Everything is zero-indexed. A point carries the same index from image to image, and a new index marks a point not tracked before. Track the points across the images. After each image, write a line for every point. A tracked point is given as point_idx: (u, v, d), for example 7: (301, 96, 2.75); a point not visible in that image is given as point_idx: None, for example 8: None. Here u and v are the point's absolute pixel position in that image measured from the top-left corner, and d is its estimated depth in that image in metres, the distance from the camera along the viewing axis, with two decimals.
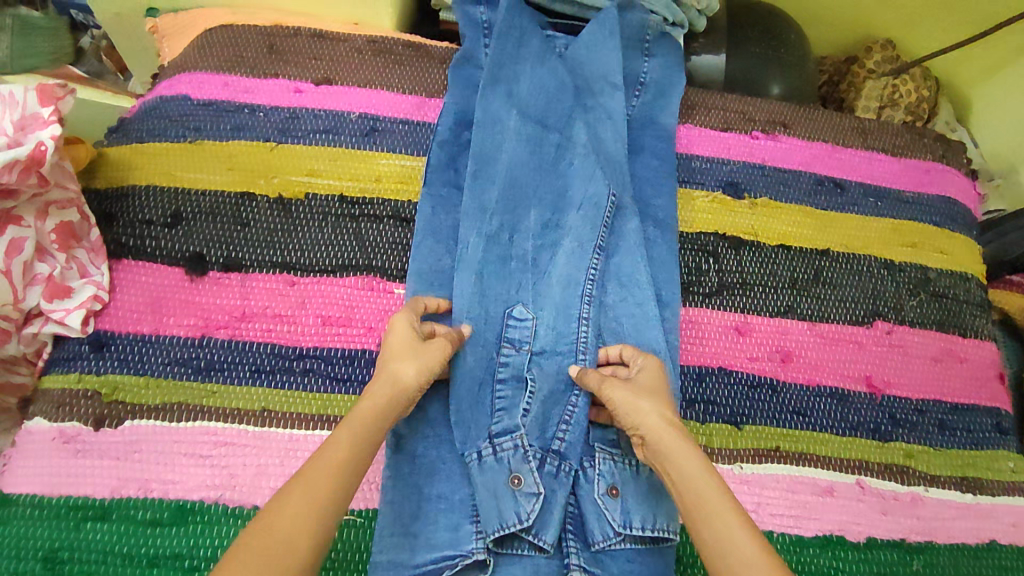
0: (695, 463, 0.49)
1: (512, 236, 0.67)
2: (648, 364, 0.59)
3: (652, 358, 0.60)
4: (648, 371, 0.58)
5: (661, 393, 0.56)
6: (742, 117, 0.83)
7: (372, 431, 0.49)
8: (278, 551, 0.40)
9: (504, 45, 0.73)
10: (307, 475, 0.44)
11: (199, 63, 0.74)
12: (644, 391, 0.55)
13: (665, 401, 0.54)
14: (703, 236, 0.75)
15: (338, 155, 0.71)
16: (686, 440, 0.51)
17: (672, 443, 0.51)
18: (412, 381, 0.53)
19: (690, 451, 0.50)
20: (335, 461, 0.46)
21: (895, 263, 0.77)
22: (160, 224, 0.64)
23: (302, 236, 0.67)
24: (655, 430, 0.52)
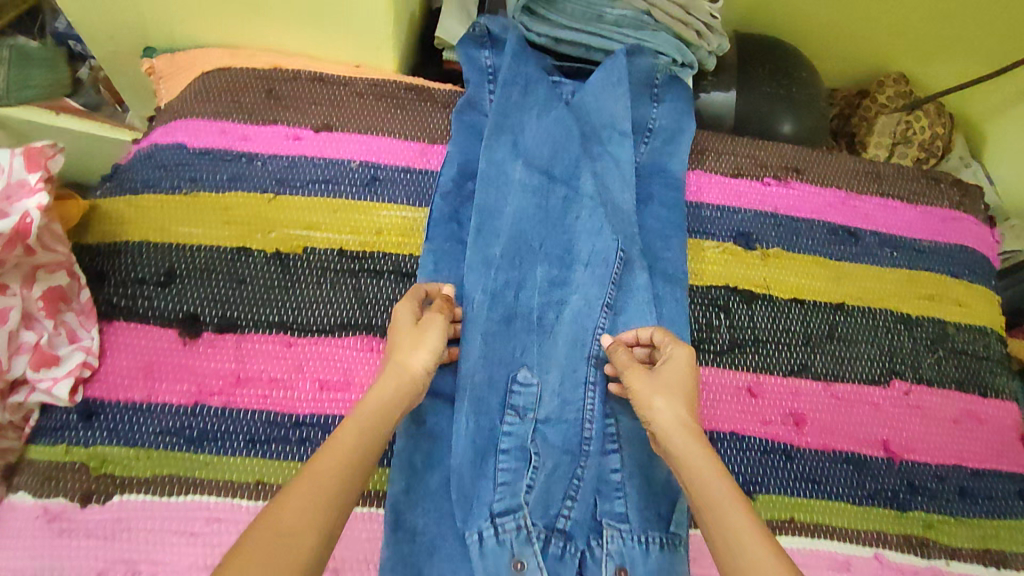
0: (706, 463, 0.49)
1: (518, 293, 0.65)
2: (677, 351, 0.57)
3: (681, 346, 0.58)
4: (675, 360, 0.56)
5: (683, 384, 0.55)
6: (754, 162, 0.80)
7: (379, 420, 0.50)
8: (285, 540, 0.40)
9: (510, 92, 0.71)
10: (318, 468, 0.45)
11: (195, 109, 0.72)
12: (663, 384, 0.55)
13: (683, 396, 0.54)
14: (714, 289, 0.73)
15: (338, 207, 0.69)
16: (699, 441, 0.51)
17: (686, 442, 0.51)
18: (417, 368, 0.54)
19: (704, 451, 0.50)
20: (343, 453, 0.46)
21: (911, 317, 0.75)
22: (154, 283, 0.62)
23: (299, 293, 0.65)
24: (670, 428, 0.52)
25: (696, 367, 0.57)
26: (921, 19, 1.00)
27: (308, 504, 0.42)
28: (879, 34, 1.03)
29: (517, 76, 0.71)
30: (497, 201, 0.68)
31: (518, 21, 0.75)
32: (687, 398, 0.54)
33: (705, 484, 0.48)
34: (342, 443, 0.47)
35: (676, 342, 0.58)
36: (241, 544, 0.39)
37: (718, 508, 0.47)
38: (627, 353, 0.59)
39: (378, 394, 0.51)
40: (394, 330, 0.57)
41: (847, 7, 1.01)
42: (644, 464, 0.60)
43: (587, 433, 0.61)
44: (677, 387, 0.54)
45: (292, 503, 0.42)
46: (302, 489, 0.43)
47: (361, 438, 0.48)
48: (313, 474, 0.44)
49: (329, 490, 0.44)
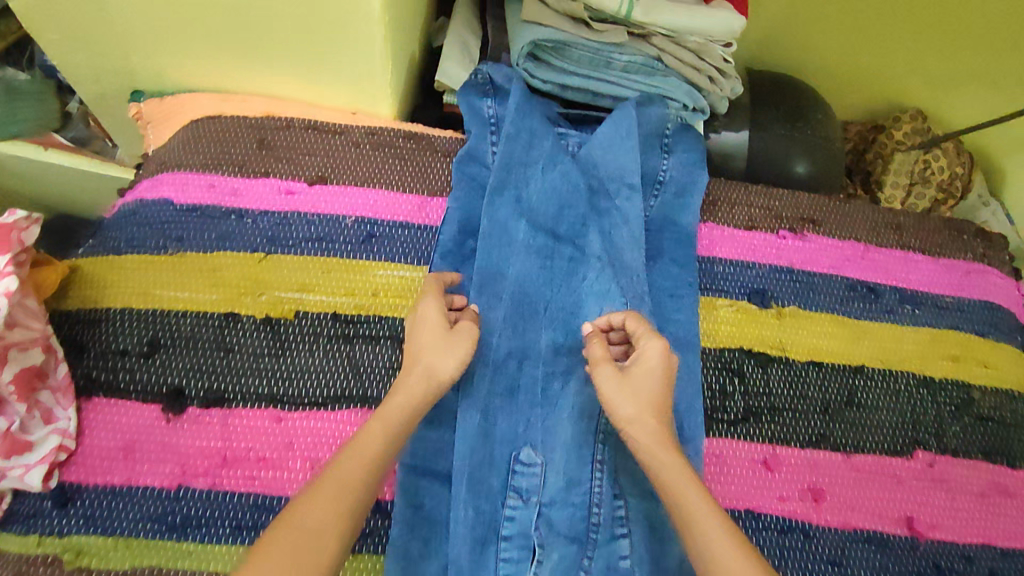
0: (676, 469, 0.50)
1: (522, 363, 0.62)
2: (649, 348, 0.55)
3: (655, 339, 0.56)
4: (647, 359, 0.55)
5: (653, 384, 0.54)
6: (768, 213, 0.76)
7: (400, 427, 0.52)
8: (309, 544, 0.43)
9: (513, 146, 0.67)
10: (341, 474, 0.47)
11: (182, 161, 0.69)
12: (632, 391, 0.54)
13: (651, 399, 0.54)
14: (727, 352, 0.69)
15: (332, 266, 0.66)
16: (669, 448, 0.52)
17: (655, 450, 0.52)
18: (445, 375, 0.55)
19: (672, 457, 0.51)
20: (365, 456, 0.49)
21: (935, 380, 0.71)
22: (136, 354, 0.59)
23: (290, 362, 0.61)
24: (640, 435, 0.53)
25: (668, 362, 0.55)
26: (941, 55, 0.96)
27: (330, 509, 0.45)
28: (897, 69, 0.99)
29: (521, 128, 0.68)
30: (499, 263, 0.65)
31: (522, 67, 0.70)
32: (658, 403, 0.54)
33: (674, 490, 0.49)
34: (364, 447, 0.49)
35: (647, 334, 0.56)
36: (265, 543, 0.42)
37: (688, 514, 0.48)
38: (603, 347, 0.58)
39: (405, 399, 0.53)
40: (420, 328, 0.56)
41: (864, 41, 0.97)
42: (654, 550, 0.57)
43: (595, 518, 0.58)
44: (645, 393, 0.54)
45: (317, 504, 0.45)
46: (324, 491, 0.46)
47: (385, 444, 0.50)
48: (337, 476, 0.47)
49: (352, 493, 0.46)
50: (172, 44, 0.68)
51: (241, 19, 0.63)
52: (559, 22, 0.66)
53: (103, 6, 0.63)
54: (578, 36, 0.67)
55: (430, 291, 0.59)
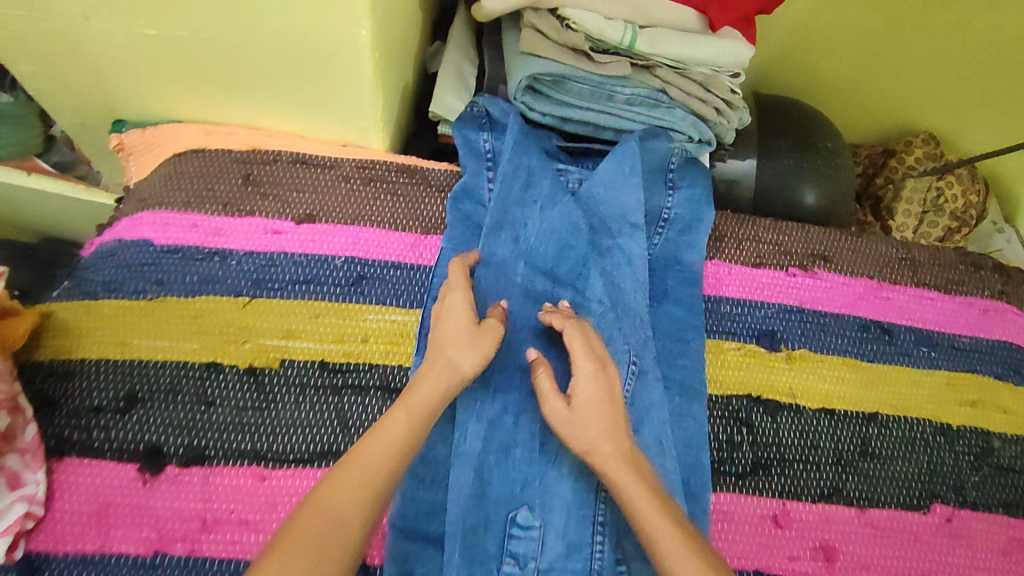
0: (635, 484, 0.51)
1: (518, 416, 0.59)
2: (584, 372, 0.55)
3: (588, 360, 0.56)
4: (586, 384, 0.55)
5: (598, 406, 0.54)
6: (777, 249, 0.73)
7: (426, 413, 0.51)
8: (327, 542, 0.43)
9: (512, 185, 0.65)
10: (364, 463, 0.47)
11: (164, 198, 0.66)
12: (581, 420, 0.54)
13: (599, 421, 0.54)
14: (735, 399, 0.66)
15: (320, 311, 0.62)
16: (628, 465, 0.52)
17: (615, 468, 0.52)
18: (467, 370, 0.54)
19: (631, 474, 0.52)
20: (386, 448, 0.48)
21: (952, 428, 0.68)
22: (112, 410, 0.56)
23: (275, 415, 0.58)
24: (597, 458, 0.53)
25: (609, 387, 0.55)
26: (954, 78, 0.93)
27: (354, 498, 0.45)
28: (908, 91, 0.96)
29: (521, 167, 0.65)
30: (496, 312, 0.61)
31: (520, 100, 0.67)
32: (611, 425, 0.54)
33: (635, 505, 0.50)
34: (387, 438, 0.49)
35: (580, 355, 0.56)
36: (287, 534, 0.43)
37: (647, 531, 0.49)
38: (547, 377, 0.56)
39: (430, 389, 0.52)
40: (446, 319, 0.56)
41: (874, 62, 0.94)
42: None
43: None
44: (592, 418, 0.54)
45: (338, 497, 0.45)
46: (345, 485, 0.46)
47: (409, 430, 0.50)
48: (359, 468, 0.47)
49: (370, 490, 0.46)
50: (153, 76, 0.65)
51: (226, 52, 0.60)
52: (558, 53, 0.63)
53: (79, 37, 0.60)
54: (579, 68, 0.64)
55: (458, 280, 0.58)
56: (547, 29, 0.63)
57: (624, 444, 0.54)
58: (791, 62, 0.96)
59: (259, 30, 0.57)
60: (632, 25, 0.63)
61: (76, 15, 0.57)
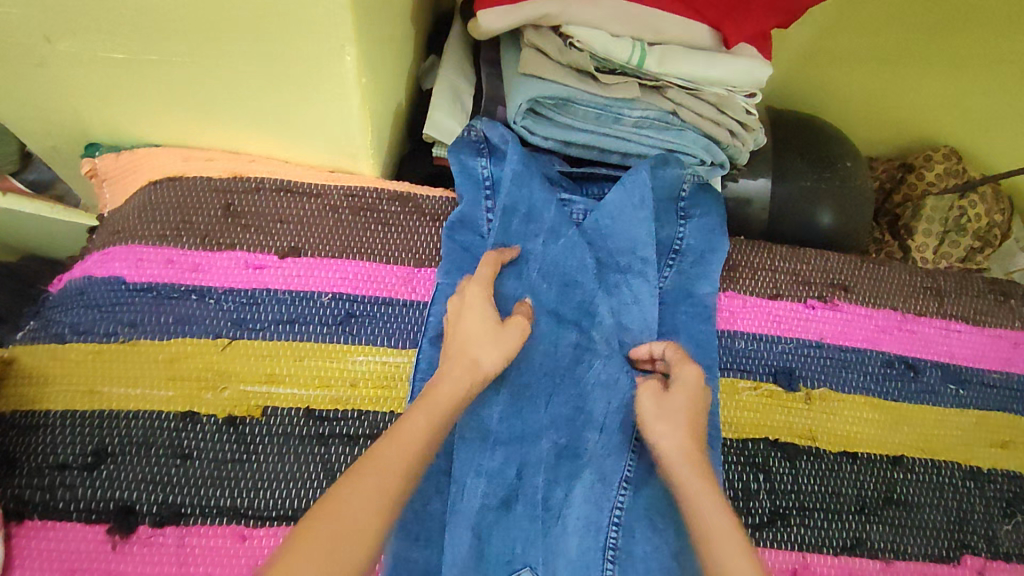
0: (701, 492, 0.44)
1: (520, 469, 0.54)
2: (682, 373, 0.52)
3: (689, 366, 0.52)
4: (684, 381, 0.51)
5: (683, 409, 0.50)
6: (794, 279, 0.68)
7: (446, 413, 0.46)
8: (351, 531, 0.37)
9: (511, 221, 0.61)
10: (387, 460, 0.41)
11: (138, 232, 0.61)
12: (669, 415, 0.50)
13: (686, 423, 0.49)
14: (751, 443, 0.62)
15: (305, 352, 0.58)
16: (699, 470, 0.46)
17: (689, 470, 0.46)
18: (488, 370, 0.50)
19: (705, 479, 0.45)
20: (409, 452, 0.42)
21: (982, 471, 0.64)
22: (79, 466, 0.52)
23: (256, 468, 0.54)
24: (672, 455, 0.47)
25: (706, 390, 0.51)
26: (975, 90, 0.88)
27: (375, 497, 0.39)
28: (928, 104, 0.92)
29: (516, 205, 0.61)
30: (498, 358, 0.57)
31: (520, 125, 0.63)
32: (695, 425, 0.49)
33: (692, 510, 0.43)
34: (411, 438, 0.43)
35: (680, 360, 0.53)
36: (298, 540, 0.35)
37: (704, 539, 0.41)
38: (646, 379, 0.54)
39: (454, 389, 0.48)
40: (468, 315, 0.52)
41: (892, 73, 0.90)
42: None
43: None
44: (674, 417, 0.50)
45: (359, 491, 0.38)
46: (367, 484, 0.39)
47: (432, 432, 0.44)
48: (381, 464, 0.41)
49: (394, 487, 0.40)
50: (124, 99, 0.60)
51: (201, 74, 0.56)
52: (560, 75, 0.59)
53: (42, 60, 0.55)
54: (583, 91, 0.60)
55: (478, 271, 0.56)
56: (550, 49, 0.59)
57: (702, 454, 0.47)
58: (804, 73, 0.92)
59: (236, 53, 0.53)
60: (640, 42, 0.58)
61: (37, 37, 0.52)
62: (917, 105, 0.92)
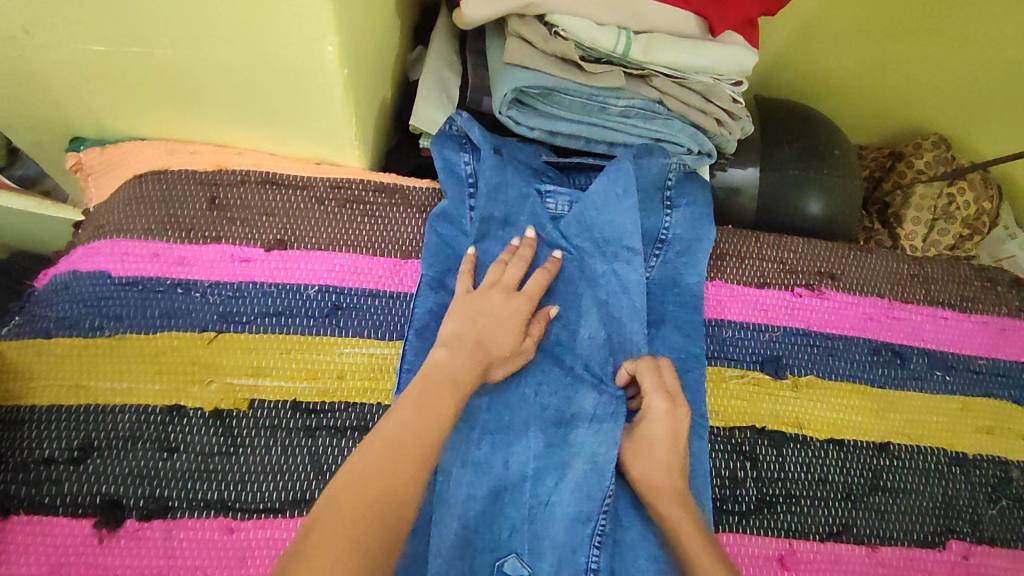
0: (689, 534, 0.48)
1: (503, 459, 0.55)
2: (654, 409, 0.53)
3: (659, 400, 0.53)
4: (656, 415, 0.53)
5: (659, 449, 0.53)
6: (782, 267, 0.68)
7: (443, 403, 0.47)
8: (361, 506, 0.37)
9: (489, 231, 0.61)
10: (385, 444, 0.42)
11: (124, 225, 0.61)
12: (646, 455, 0.53)
13: (665, 458, 0.52)
14: (737, 431, 0.62)
15: (292, 345, 0.58)
16: (681, 511, 0.50)
17: (673, 511, 0.50)
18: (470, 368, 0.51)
19: (685, 518, 0.49)
20: (409, 437, 0.43)
21: (967, 456, 0.64)
22: (66, 460, 0.52)
23: (243, 460, 0.54)
24: (655, 496, 0.52)
25: (677, 421, 0.53)
26: (966, 77, 0.88)
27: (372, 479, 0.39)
28: (918, 91, 0.92)
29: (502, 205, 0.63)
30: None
31: (506, 115, 0.63)
32: (674, 460, 0.53)
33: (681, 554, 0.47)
34: (409, 425, 0.44)
35: (652, 392, 0.54)
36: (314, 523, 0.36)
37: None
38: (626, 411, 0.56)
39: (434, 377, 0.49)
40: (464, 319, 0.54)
41: (880, 62, 0.90)
42: None
43: None
44: (652, 457, 0.53)
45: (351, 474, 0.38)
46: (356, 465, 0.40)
47: (427, 419, 0.45)
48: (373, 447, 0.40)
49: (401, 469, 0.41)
50: (106, 93, 0.60)
51: (186, 65, 0.55)
52: (546, 64, 0.59)
53: (20, 53, 0.55)
54: (568, 80, 0.60)
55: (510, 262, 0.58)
56: (536, 39, 0.59)
57: (682, 492, 0.51)
58: (793, 61, 0.92)
59: (220, 44, 0.52)
60: (626, 30, 0.58)
61: (15, 28, 0.52)
62: (908, 92, 0.92)
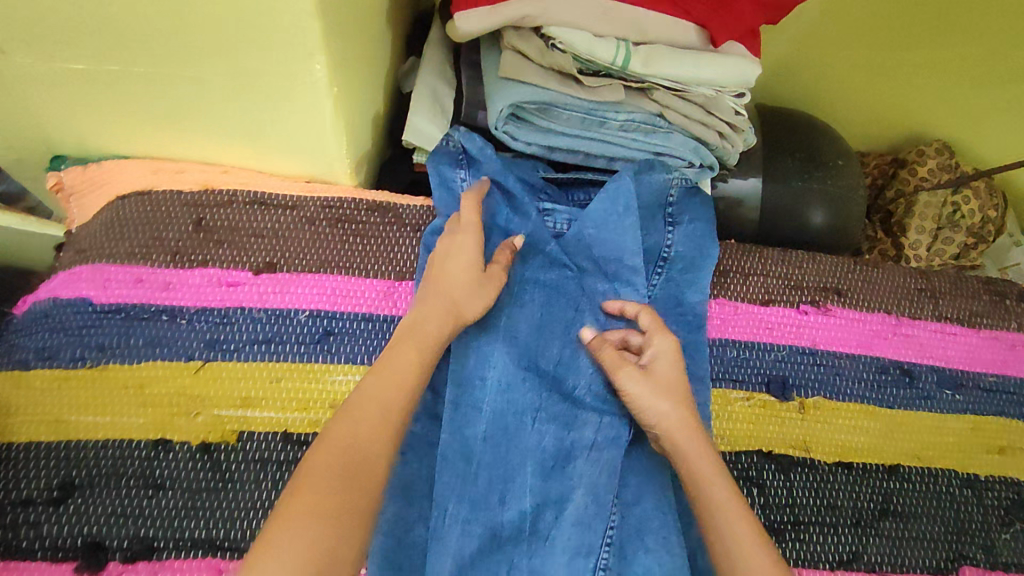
0: (711, 466, 0.48)
1: (504, 494, 0.53)
2: (662, 346, 0.54)
3: (668, 337, 0.54)
4: (663, 350, 0.54)
5: (671, 386, 0.52)
6: (787, 284, 0.66)
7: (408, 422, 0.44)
8: None
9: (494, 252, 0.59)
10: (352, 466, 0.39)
11: (106, 249, 0.59)
12: (658, 388, 0.52)
13: (677, 394, 0.52)
14: (744, 455, 0.60)
15: (282, 374, 0.56)
16: (700, 443, 0.49)
17: (692, 444, 0.49)
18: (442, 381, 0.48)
19: (704, 450, 0.49)
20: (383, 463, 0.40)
21: (979, 478, 0.63)
22: (46, 501, 0.50)
23: (233, 497, 0.52)
24: (672, 430, 0.50)
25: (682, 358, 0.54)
26: (970, 83, 0.86)
27: None
28: (921, 97, 0.90)
29: (494, 223, 0.61)
30: (442, 371, 0.56)
31: (502, 130, 0.60)
32: (684, 397, 0.52)
33: (708, 490, 0.47)
34: None
35: (660, 330, 0.54)
36: None
37: (711, 510, 0.46)
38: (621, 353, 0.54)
39: (401, 380, 0.46)
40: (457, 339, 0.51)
41: (882, 68, 0.88)
42: None
43: None
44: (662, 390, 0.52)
45: None
46: None
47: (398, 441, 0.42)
48: None
49: None
50: (86, 111, 0.58)
51: (166, 82, 0.53)
52: (542, 79, 0.57)
53: None
54: (566, 95, 0.58)
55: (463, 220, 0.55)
56: (532, 52, 0.57)
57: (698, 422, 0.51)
58: (795, 67, 0.90)
59: (201, 60, 0.50)
60: (625, 42, 0.56)
61: None
62: (911, 98, 0.90)
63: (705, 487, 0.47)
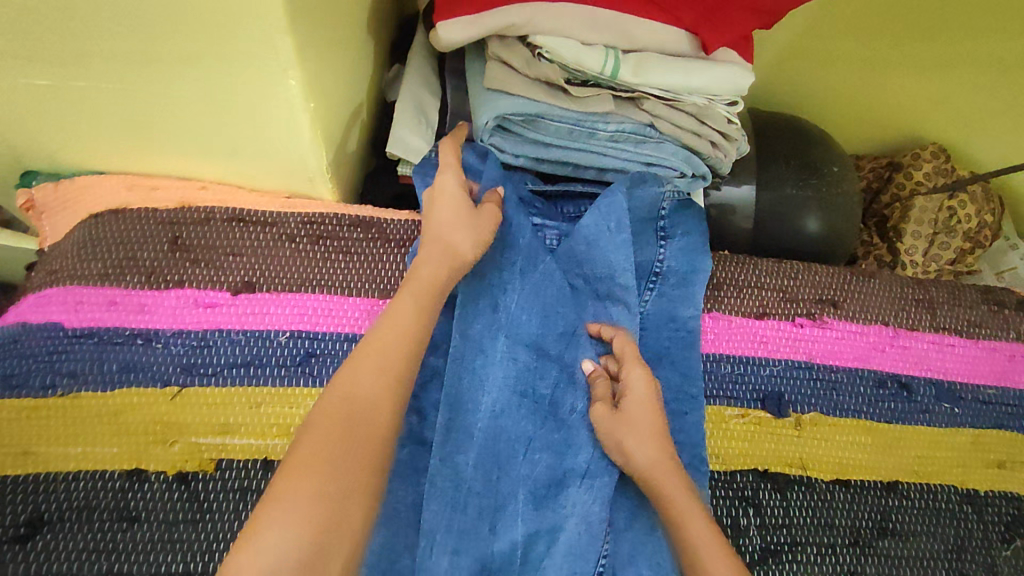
0: (690, 508, 0.48)
1: (494, 524, 0.51)
2: (634, 378, 0.52)
3: (640, 368, 0.53)
4: (636, 382, 0.52)
5: (642, 423, 0.51)
6: (783, 296, 0.65)
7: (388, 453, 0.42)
8: None
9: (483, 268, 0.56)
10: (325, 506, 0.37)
11: (78, 271, 0.57)
12: (631, 426, 0.51)
13: (652, 430, 0.51)
14: (739, 475, 0.58)
15: (262, 399, 0.54)
16: (678, 484, 0.49)
17: (671, 485, 0.49)
18: None
19: (681, 491, 0.48)
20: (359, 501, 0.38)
21: (979, 494, 0.62)
22: (13, 538, 0.48)
23: (209, 528, 0.50)
24: (647, 472, 0.49)
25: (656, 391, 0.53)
26: (966, 85, 0.85)
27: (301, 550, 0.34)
28: (916, 99, 0.88)
29: None
30: (430, 393, 0.54)
31: (488, 142, 0.59)
32: (660, 432, 0.51)
33: (690, 536, 0.46)
34: None
35: (633, 363, 0.53)
36: None
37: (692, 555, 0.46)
38: (605, 386, 0.54)
39: (395, 346, 0.45)
40: None
41: (877, 69, 0.86)
42: None
43: None
44: (636, 428, 0.51)
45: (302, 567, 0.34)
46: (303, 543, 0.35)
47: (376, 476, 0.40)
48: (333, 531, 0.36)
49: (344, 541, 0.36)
50: (54, 127, 0.55)
51: (134, 97, 0.50)
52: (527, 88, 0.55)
53: None
54: (553, 105, 0.56)
55: (453, 171, 0.54)
56: (516, 61, 0.55)
57: (672, 458, 0.50)
58: (789, 69, 0.88)
59: (169, 75, 0.48)
60: (613, 50, 0.54)
61: None
62: (906, 100, 0.89)
63: (683, 529, 0.47)
